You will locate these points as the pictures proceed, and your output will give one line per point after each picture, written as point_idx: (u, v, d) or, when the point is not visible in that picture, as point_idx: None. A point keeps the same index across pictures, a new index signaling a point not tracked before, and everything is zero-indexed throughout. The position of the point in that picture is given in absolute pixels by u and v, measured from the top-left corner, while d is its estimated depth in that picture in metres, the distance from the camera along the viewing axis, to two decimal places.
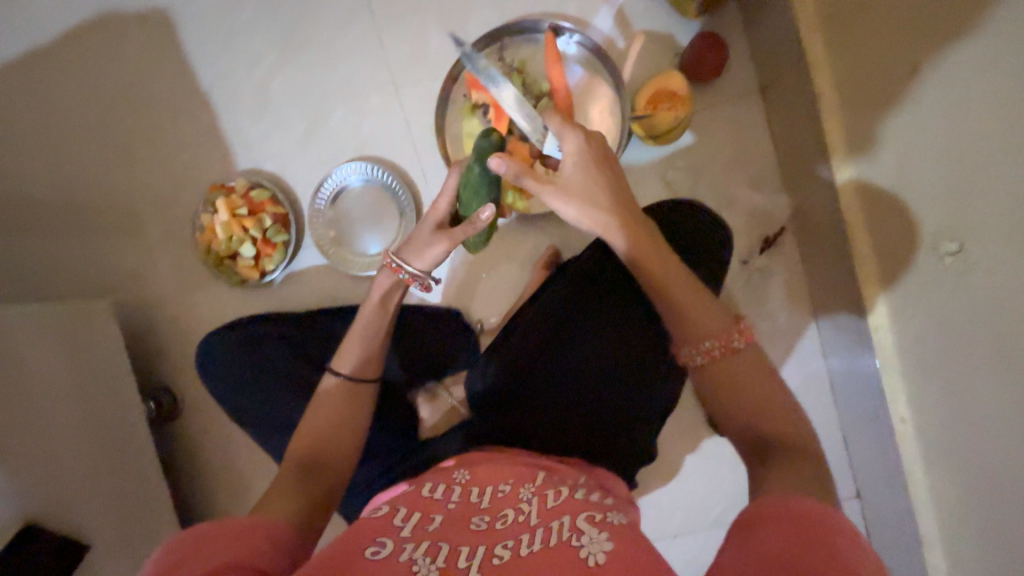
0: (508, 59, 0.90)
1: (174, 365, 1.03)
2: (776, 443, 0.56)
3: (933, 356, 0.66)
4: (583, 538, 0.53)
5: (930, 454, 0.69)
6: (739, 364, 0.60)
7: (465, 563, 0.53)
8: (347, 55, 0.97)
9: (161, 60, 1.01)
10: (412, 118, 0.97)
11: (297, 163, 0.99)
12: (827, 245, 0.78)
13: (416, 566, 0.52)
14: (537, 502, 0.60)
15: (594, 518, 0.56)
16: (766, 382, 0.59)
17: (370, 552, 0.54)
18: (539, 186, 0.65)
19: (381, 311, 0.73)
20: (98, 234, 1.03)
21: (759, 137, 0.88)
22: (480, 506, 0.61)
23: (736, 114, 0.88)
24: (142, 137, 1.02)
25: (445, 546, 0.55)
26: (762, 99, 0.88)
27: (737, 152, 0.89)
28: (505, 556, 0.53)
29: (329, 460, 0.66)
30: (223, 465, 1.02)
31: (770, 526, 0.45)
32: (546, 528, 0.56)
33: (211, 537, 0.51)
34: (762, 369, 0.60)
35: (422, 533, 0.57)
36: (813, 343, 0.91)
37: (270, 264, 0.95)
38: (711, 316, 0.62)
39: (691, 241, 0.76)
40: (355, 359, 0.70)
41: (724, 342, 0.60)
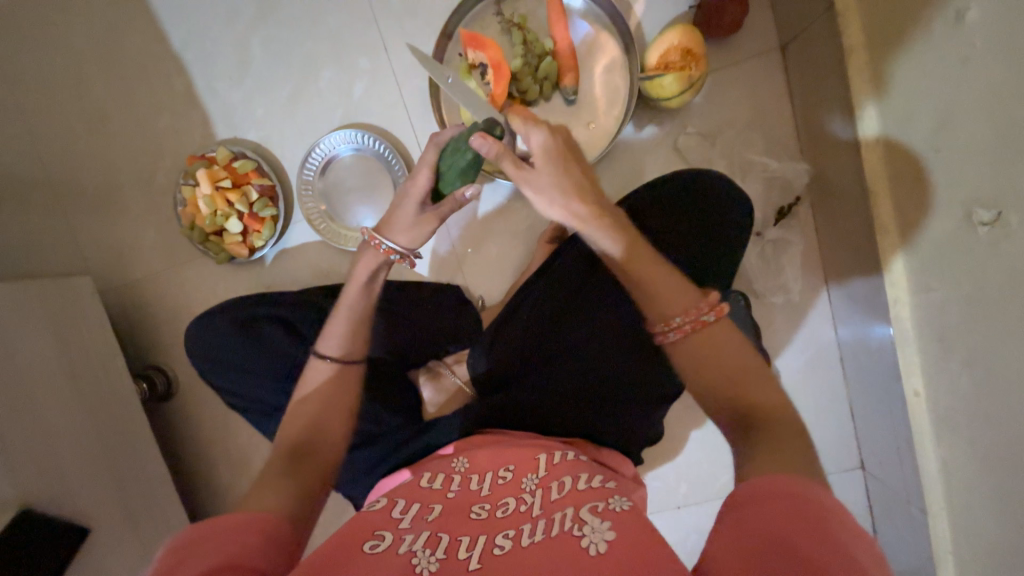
0: (507, 13, 0.83)
1: (165, 346, 0.99)
2: (756, 423, 0.51)
3: (947, 328, 0.64)
4: (584, 528, 0.50)
5: (942, 427, 0.68)
6: (715, 337, 0.55)
7: (465, 555, 0.51)
8: (330, 11, 0.89)
9: (130, 19, 0.93)
10: (403, 80, 0.90)
11: (282, 131, 0.93)
12: (851, 214, 0.74)
13: (416, 558, 0.51)
14: (540, 493, 0.58)
15: (599, 508, 0.53)
16: (738, 357, 0.54)
17: (369, 546, 0.53)
18: (517, 171, 0.59)
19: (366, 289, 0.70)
20: (74, 209, 0.97)
21: (777, 98, 0.82)
22: (482, 495, 0.60)
23: (753, 73, 0.82)
24: (115, 105, 0.95)
25: (445, 537, 0.53)
26: (781, 57, 0.82)
27: (754, 115, 0.83)
28: (506, 545, 0.51)
29: (319, 447, 0.63)
30: (222, 447, 1.00)
31: (759, 509, 0.41)
32: (548, 518, 0.53)
33: (204, 538, 0.47)
34: (734, 345, 0.55)
35: (421, 522, 0.56)
36: (826, 318, 0.88)
37: (258, 240, 0.90)
38: (681, 290, 0.57)
39: (705, 215, 0.72)
40: (341, 338, 0.69)
41: (693, 317, 0.55)
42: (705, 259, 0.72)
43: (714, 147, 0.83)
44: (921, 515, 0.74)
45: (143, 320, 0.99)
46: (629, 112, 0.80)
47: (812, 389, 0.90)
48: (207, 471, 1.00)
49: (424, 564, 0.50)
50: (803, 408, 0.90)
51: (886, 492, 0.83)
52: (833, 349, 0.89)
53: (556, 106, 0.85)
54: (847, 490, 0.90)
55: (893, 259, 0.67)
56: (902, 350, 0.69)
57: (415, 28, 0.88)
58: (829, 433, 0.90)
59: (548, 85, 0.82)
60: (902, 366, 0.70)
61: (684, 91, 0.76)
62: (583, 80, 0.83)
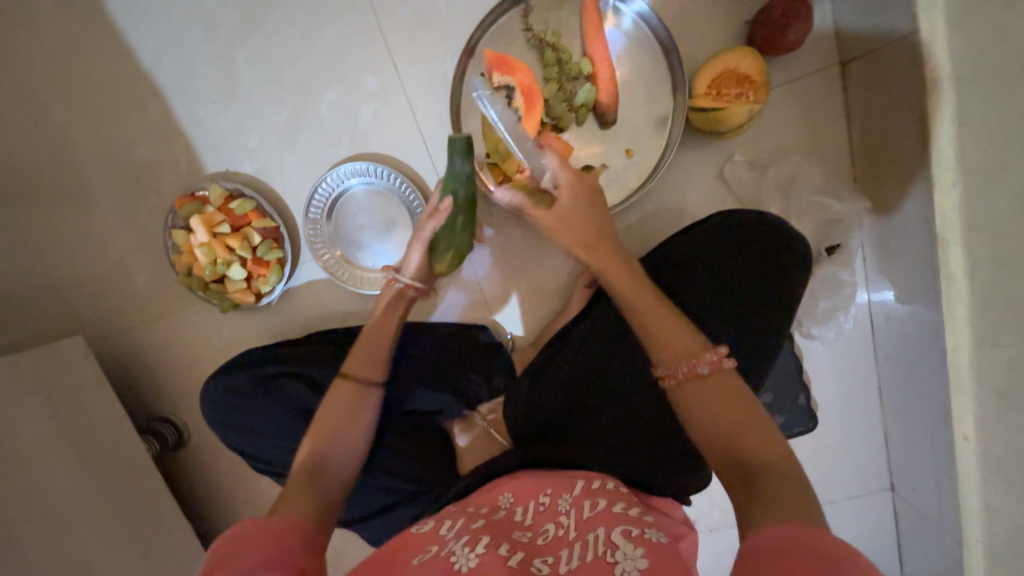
0: (537, 28, 0.73)
1: (167, 400, 0.91)
2: (759, 472, 0.49)
3: (991, 328, 0.62)
4: (618, 554, 0.50)
5: (991, 474, 0.67)
6: (709, 389, 0.54)
7: (505, 555, 0.51)
8: (326, 23, 0.78)
9: (90, 35, 0.80)
10: (416, 102, 0.79)
11: (280, 161, 0.83)
12: (917, 249, 0.70)
13: (456, 557, 0.50)
14: (574, 512, 0.56)
15: (633, 532, 0.52)
16: (740, 408, 0.53)
17: (417, 559, 0.51)
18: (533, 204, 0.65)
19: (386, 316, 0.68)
20: (44, 253, 0.86)
21: (828, 120, 0.76)
22: (520, 521, 0.58)
23: (803, 92, 0.76)
24: (81, 135, 0.83)
25: (486, 538, 0.52)
26: (832, 75, 0.75)
27: (804, 139, 0.77)
28: (545, 569, 0.50)
29: (340, 456, 0.58)
30: (241, 500, 0.94)
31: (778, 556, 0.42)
32: (583, 541, 0.52)
33: (253, 536, 0.46)
34: (734, 395, 0.54)
35: (465, 528, 0.55)
36: (870, 351, 0.86)
37: (265, 285, 0.81)
38: (678, 337, 0.57)
39: (762, 263, 0.68)
40: (366, 364, 0.65)
41: (688, 365, 0.55)
42: (764, 305, 0.67)
43: (767, 178, 0.77)
44: (955, 544, 0.77)
45: (138, 374, 0.90)
46: (675, 142, 0.73)
47: (850, 419, 0.89)
48: (229, 523, 0.95)
49: (463, 561, 0.49)
50: (838, 436, 0.90)
51: (919, 515, 0.85)
52: (871, 382, 0.87)
53: (590, 133, 0.76)
54: (876, 509, 0.92)
55: (956, 307, 0.65)
56: (957, 396, 0.69)
57: (428, 41, 0.78)
58: (861, 459, 0.90)
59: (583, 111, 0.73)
60: (954, 409, 0.70)
61: (746, 122, 0.69)
62: (622, 104, 0.75)
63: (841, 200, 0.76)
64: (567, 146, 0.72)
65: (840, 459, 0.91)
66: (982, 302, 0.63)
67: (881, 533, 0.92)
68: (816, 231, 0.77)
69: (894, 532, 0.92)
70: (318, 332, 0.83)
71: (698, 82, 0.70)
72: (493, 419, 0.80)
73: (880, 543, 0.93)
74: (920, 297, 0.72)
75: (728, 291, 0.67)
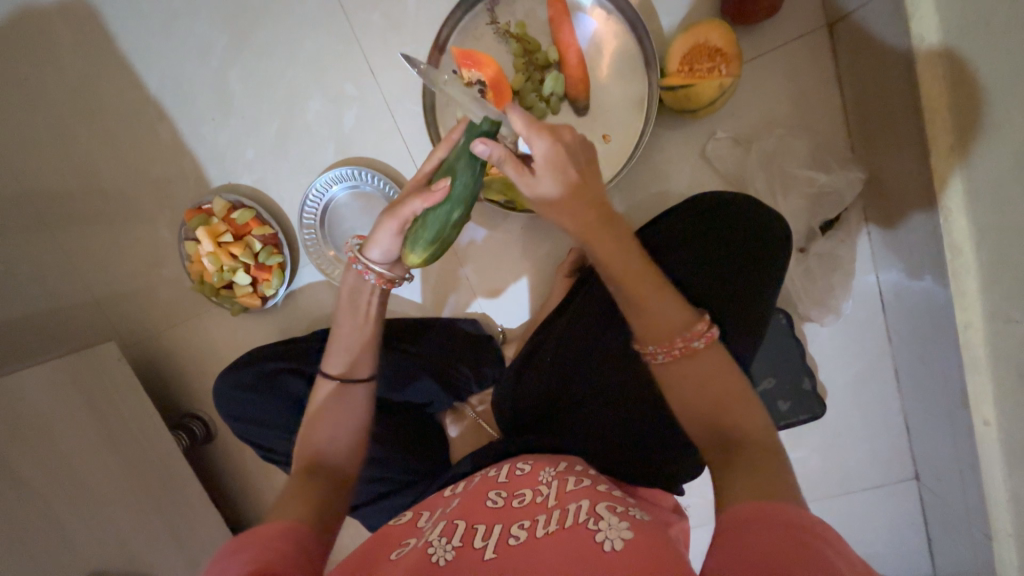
0: (503, 20, 0.73)
1: (192, 399, 0.99)
2: (739, 436, 0.49)
3: (1002, 303, 0.57)
4: (600, 523, 0.48)
5: (1013, 458, 0.61)
6: (704, 364, 0.52)
7: (481, 544, 0.49)
8: (307, 36, 0.84)
9: (103, 67, 0.89)
10: (394, 104, 0.84)
11: (277, 169, 0.89)
12: (916, 213, 0.67)
13: (433, 547, 0.49)
14: (557, 484, 0.55)
15: (617, 508, 0.51)
16: (728, 381, 0.52)
17: (395, 554, 0.50)
18: (519, 174, 0.53)
19: (358, 315, 0.64)
20: (81, 268, 0.96)
21: (807, 91, 0.76)
22: (498, 483, 0.58)
23: (775, 65, 0.75)
24: (104, 158, 0.92)
25: (461, 524, 0.51)
26: (803, 45, 0.75)
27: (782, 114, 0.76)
28: (521, 536, 0.49)
29: (334, 456, 0.59)
30: (262, 489, 1.01)
31: (755, 530, 0.40)
32: (562, 509, 0.51)
33: (254, 538, 0.46)
34: (725, 369, 0.52)
35: (442, 516, 0.54)
36: (878, 330, 0.81)
37: (269, 288, 0.86)
38: (675, 308, 0.54)
39: (741, 245, 0.68)
40: (345, 360, 0.63)
41: (683, 341, 0.52)
42: (744, 286, 0.66)
43: (750, 154, 0.77)
44: (983, 538, 0.69)
45: (167, 374, 0.98)
46: (650, 123, 0.71)
47: (863, 404, 0.84)
48: (254, 509, 1.02)
49: (440, 554, 0.48)
50: (856, 422, 0.84)
51: (945, 506, 0.78)
52: (885, 362, 0.82)
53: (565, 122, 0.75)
54: (899, 500, 0.85)
55: (966, 281, 0.60)
56: (971, 377, 0.62)
57: (401, 44, 0.82)
58: (878, 445, 0.84)
59: (555, 100, 0.72)
60: (969, 393, 0.63)
61: (718, 98, 0.68)
62: (594, 89, 0.74)
63: (828, 172, 0.75)
64: None
65: (856, 447, 0.85)
66: (988, 271, 0.58)
67: (909, 527, 0.85)
68: (805, 207, 0.75)
69: (922, 525, 0.85)
70: (319, 330, 0.89)
71: (669, 62, 0.70)
72: (482, 410, 0.84)
73: (907, 537, 0.86)
74: (926, 268, 0.67)
75: (706, 275, 0.66)
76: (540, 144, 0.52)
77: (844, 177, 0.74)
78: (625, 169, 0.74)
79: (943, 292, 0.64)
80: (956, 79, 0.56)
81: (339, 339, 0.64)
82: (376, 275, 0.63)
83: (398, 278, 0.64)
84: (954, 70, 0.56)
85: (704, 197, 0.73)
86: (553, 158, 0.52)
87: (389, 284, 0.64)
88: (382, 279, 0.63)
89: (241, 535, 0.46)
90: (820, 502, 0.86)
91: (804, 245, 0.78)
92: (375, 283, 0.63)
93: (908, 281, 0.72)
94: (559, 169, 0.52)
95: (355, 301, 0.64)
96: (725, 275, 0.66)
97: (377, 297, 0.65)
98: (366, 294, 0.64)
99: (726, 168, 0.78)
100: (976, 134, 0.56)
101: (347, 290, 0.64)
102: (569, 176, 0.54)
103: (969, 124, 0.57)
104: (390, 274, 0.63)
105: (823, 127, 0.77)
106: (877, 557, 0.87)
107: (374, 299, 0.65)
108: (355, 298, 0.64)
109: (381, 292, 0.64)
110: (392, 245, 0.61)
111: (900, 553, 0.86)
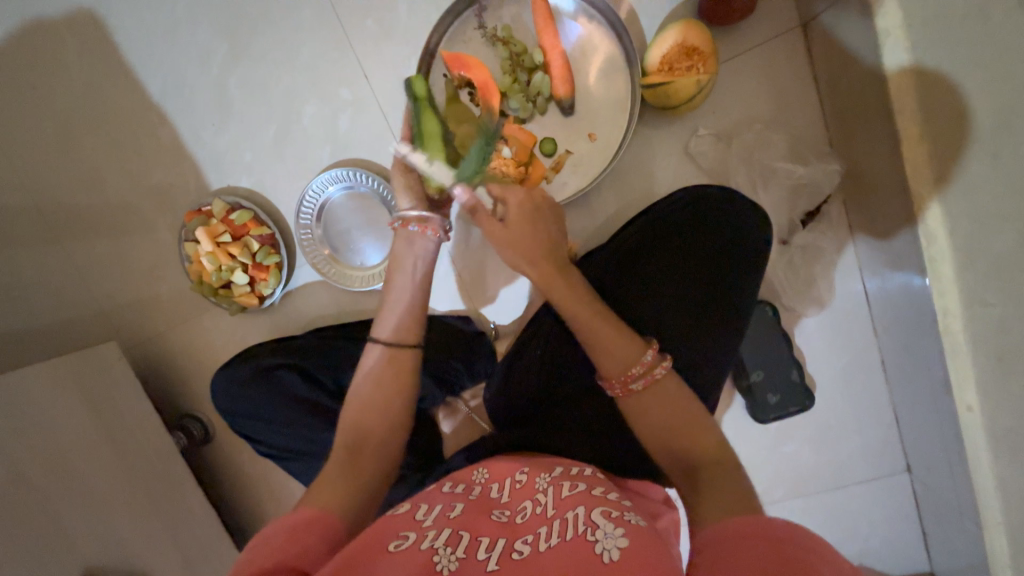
0: (491, 25, 0.76)
1: (189, 399, 1.00)
2: (695, 465, 0.51)
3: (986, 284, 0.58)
4: (597, 533, 0.45)
5: (999, 445, 0.61)
6: (648, 400, 0.54)
7: (483, 555, 0.46)
8: (303, 43, 0.88)
9: (109, 76, 0.92)
10: (388, 107, 0.87)
11: (275, 171, 0.91)
12: (892, 204, 0.69)
13: (437, 558, 0.45)
14: (553, 491, 0.53)
15: (613, 513, 0.48)
16: (682, 409, 0.53)
17: (392, 546, 0.47)
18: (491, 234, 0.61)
19: (402, 275, 0.65)
20: (83, 270, 0.98)
21: (784, 90, 0.79)
22: (500, 501, 0.54)
23: (752, 66, 0.79)
24: (109, 163, 0.95)
25: (465, 535, 0.48)
26: (778, 47, 0.79)
27: (760, 112, 0.80)
28: (526, 551, 0.46)
29: (374, 431, 0.59)
30: (259, 488, 1.01)
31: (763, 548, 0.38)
32: (561, 519, 0.48)
33: (270, 538, 0.46)
34: (676, 403, 0.54)
35: (444, 518, 0.50)
36: (863, 320, 0.82)
37: (266, 288, 0.88)
38: (621, 345, 0.56)
39: (722, 238, 0.70)
40: (393, 324, 0.64)
41: (621, 381, 0.55)
42: (723, 276, 0.69)
43: (732, 149, 0.80)
44: (975, 527, 0.69)
45: (165, 375, 1.00)
46: (634, 121, 0.74)
47: (853, 396, 0.84)
48: (252, 511, 1.02)
49: (444, 563, 0.45)
50: (846, 413, 0.85)
51: (936, 498, 0.78)
52: (872, 354, 0.83)
53: (551, 122, 0.77)
54: (892, 493, 0.85)
55: (943, 267, 0.61)
56: (955, 362, 0.62)
57: (393, 49, 0.86)
58: (870, 437, 0.85)
59: (541, 101, 0.75)
60: (952, 379, 0.63)
61: (697, 94, 0.71)
62: (579, 89, 0.76)
63: (806, 164, 0.79)
64: (529, 136, 0.74)
65: (847, 440, 0.85)
66: (966, 258, 0.59)
67: (903, 520, 0.85)
68: (786, 199, 0.80)
69: (916, 518, 0.85)
70: (314, 329, 0.89)
71: (649, 66, 0.73)
72: (474, 405, 0.89)
73: (902, 530, 0.85)
74: (906, 260, 0.68)
75: (686, 268, 0.69)
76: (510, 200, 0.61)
77: (822, 170, 0.77)
78: (610, 168, 0.77)
79: (921, 281, 0.65)
80: (925, 70, 0.59)
81: (392, 305, 0.65)
82: (422, 228, 0.65)
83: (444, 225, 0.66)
84: (923, 62, 0.59)
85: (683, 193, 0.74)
86: (521, 210, 0.61)
87: (437, 231, 0.65)
88: (432, 227, 0.65)
89: (258, 535, 0.47)
90: (815, 497, 0.86)
91: (787, 237, 0.81)
92: (429, 233, 0.65)
93: (890, 272, 0.73)
94: (525, 221, 0.61)
95: (400, 266, 0.65)
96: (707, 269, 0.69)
97: (424, 260, 0.65)
98: (409, 260, 0.65)
99: (708, 164, 0.81)
100: (945, 122, 0.58)
101: (395, 258, 0.66)
102: (534, 226, 0.61)
103: (939, 114, 0.59)
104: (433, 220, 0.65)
105: (801, 123, 0.80)
106: (875, 553, 0.86)
107: (424, 262, 0.65)
108: (401, 261, 0.65)
109: (429, 243, 0.65)
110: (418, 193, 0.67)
111: (895, 546, 0.86)
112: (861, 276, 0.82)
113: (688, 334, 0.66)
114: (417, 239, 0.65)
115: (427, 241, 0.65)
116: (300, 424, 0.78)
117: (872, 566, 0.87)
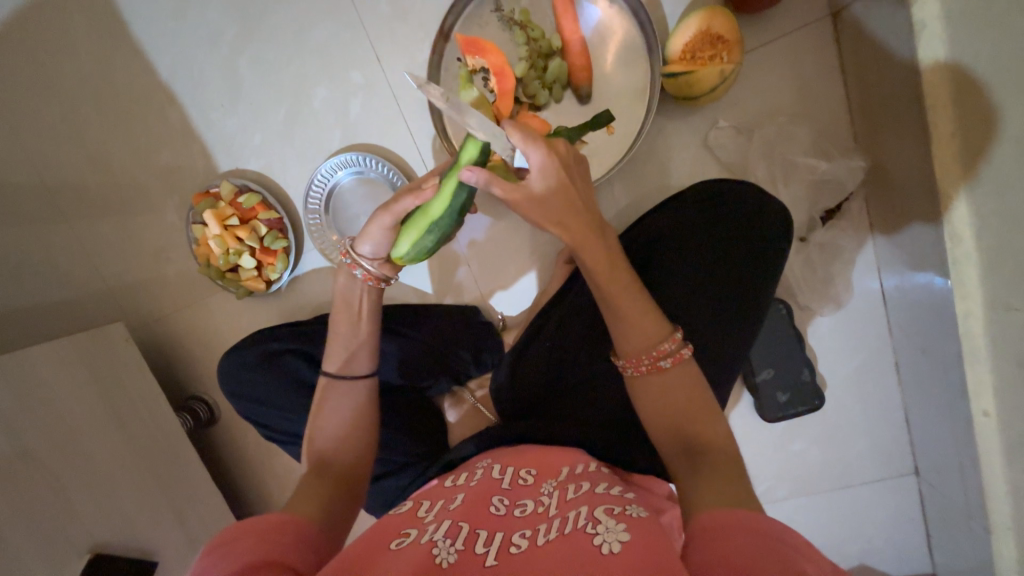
0: (507, 7, 0.74)
1: (196, 381, 1.00)
2: (701, 451, 0.50)
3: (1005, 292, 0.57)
4: (598, 526, 0.44)
5: (1014, 452, 0.60)
6: (668, 381, 0.54)
7: (482, 549, 0.45)
8: (314, 23, 0.86)
9: (117, 53, 0.91)
10: (400, 91, 0.85)
11: (284, 154, 0.90)
12: (917, 203, 0.67)
13: (436, 549, 0.45)
14: (558, 493, 0.52)
15: (616, 509, 0.47)
16: (698, 399, 0.53)
17: (395, 544, 0.47)
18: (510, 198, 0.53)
19: (349, 316, 0.65)
20: (91, 250, 0.98)
21: (809, 82, 0.77)
22: (502, 488, 0.54)
23: (776, 57, 0.77)
24: (117, 142, 0.94)
25: (464, 526, 0.48)
26: (806, 36, 0.76)
27: (783, 104, 0.78)
28: (523, 545, 0.45)
29: (344, 456, 0.60)
30: (264, 470, 1.02)
31: (744, 537, 0.39)
32: (562, 517, 0.47)
33: (247, 533, 0.46)
34: (691, 388, 0.53)
35: (444, 512, 0.50)
36: (880, 320, 0.81)
37: (274, 273, 0.87)
38: (651, 322, 0.55)
39: (738, 235, 0.69)
40: (339, 359, 0.64)
41: (651, 358, 0.54)
42: (741, 272, 0.67)
43: (752, 142, 0.78)
44: (983, 532, 0.68)
45: (172, 357, 1.00)
46: (653, 111, 0.72)
47: (864, 397, 0.83)
48: (258, 493, 1.03)
49: (443, 555, 0.44)
50: (857, 413, 0.84)
51: (944, 502, 0.77)
52: (887, 354, 0.82)
53: (567, 110, 0.75)
54: (899, 494, 0.84)
55: (966, 269, 0.60)
56: (970, 364, 0.62)
57: (406, 32, 0.84)
58: (879, 438, 0.84)
59: (558, 88, 0.73)
60: (969, 386, 0.63)
61: (720, 84, 0.69)
62: (597, 77, 0.74)
63: (829, 159, 0.77)
64: (544, 123, 0.71)
65: (856, 441, 0.84)
66: (990, 259, 0.58)
67: (908, 522, 0.85)
68: (806, 195, 0.78)
69: (922, 520, 0.84)
70: (322, 315, 0.89)
71: (672, 53, 0.71)
72: (481, 395, 0.84)
73: (907, 532, 0.85)
74: (928, 260, 0.67)
75: (702, 263, 0.68)
76: (534, 159, 0.53)
77: (845, 166, 0.76)
78: (626, 159, 0.75)
79: (942, 282, 0.64)
80: (959, 65, 0.57)
81: (336, 342, 0.65)
82: (363, 274, 0.64)
83: (384, 280, 0.65)
84: (958, 56, 0.56)
85: (701, 184, 0.74)
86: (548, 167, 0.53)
87: (376, 281, 0.65)
88: (372, 277, 0.64)
89: (230, 527, 0.46)
90: (820, 496, 0.86)
91: (805, 234, 0.79)
92: (370, 283, 0.65)
93: (910, 273, 0.72)
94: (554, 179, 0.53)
95: (347, 305, 0.65)
96: (723, 265, 0.68)
97: (367, 301, 0.66)
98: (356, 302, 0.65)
99: (727, 157, 0.79)
100: (978, 119, 0.56)
101: (342, 295, 0.66)
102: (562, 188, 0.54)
103: (973, 110, 0.57)
104: (378, 272, 0.64)
105: (825, 116, 0.78)
106: (878, 553, 0.86)
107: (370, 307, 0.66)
108: (348, 299, 0.65)
109: (366, 290, 0.65)
110: (377, 240, 0.62)
111: (897, 548, 0.86)
112: (879, 276, 0.80)
113: (702, 332, 0.65)
114: (357, 283, 0.65)
115: (369, 291, 0.65)
116: (305, 409, 0.78)
117: (875, 566, 0.86)
